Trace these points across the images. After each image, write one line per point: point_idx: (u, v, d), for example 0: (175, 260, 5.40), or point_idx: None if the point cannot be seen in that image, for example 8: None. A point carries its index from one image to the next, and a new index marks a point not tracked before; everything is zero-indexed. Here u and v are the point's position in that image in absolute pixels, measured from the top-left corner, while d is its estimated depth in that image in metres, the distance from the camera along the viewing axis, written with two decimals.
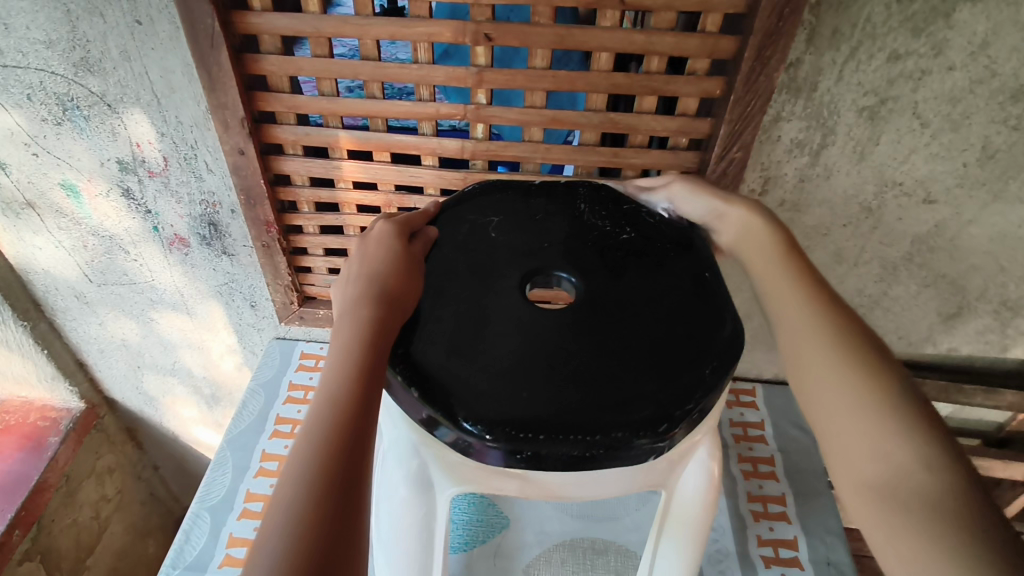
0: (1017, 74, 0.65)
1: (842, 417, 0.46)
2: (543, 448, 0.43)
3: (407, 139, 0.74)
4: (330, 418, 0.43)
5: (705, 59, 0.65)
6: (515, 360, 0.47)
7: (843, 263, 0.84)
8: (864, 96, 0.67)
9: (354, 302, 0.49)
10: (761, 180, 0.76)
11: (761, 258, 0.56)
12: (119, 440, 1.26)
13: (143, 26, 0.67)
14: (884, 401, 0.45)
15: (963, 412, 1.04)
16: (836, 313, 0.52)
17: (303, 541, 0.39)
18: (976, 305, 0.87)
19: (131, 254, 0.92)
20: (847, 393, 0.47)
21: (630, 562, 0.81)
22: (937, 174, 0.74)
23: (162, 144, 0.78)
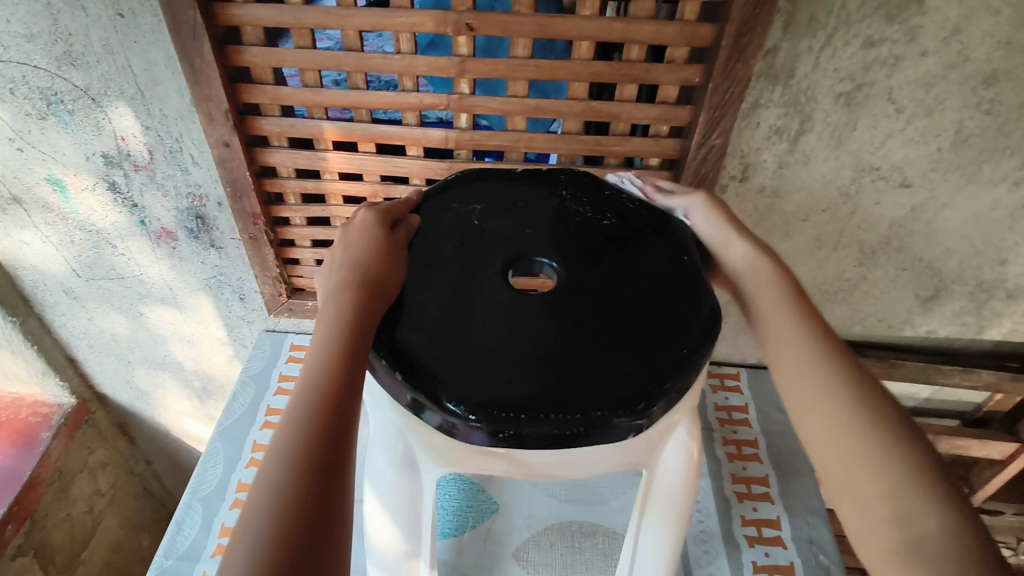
0: (989, 59, 0.66)
1: (849, 452, 0.46)
2: (524, 428, 0.44)
3: (392, 130, 0.74)
4: (313, 403, 0.45)
5: (684, 47, 0.66)
6: (497, 343, 0.49)
7: (823, 248, 0.85)
8: (841, 82, 0.69)
9: (338, 289, 0.50)
10: (741, 167, 0.77)
11: (768, 290, 0.56)
12: (111, 435, 1.27)
13: (126, 19, 0.68)
14: (882, 430, 0.46)
15: (942, 393, 1.06)
16: (831, 334, 0.53)
17: (287, 520, 0.40)
18: (952, 287, 0.89)
19: (118, 249, 0.92)
20: (831, 407, 0.49)
21: (617, 544, 0.82)
22: (912, 159, 0.75)
23: (147, 138, 0.78)
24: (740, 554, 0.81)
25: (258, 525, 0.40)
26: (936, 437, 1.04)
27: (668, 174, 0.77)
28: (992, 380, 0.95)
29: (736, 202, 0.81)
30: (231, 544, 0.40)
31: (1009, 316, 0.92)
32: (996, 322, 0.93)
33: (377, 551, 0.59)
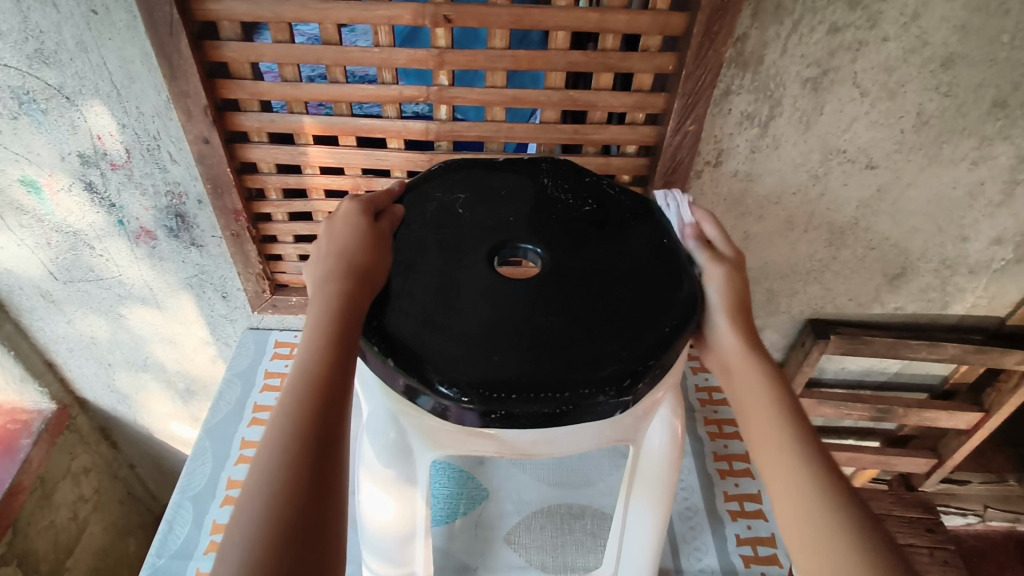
0: (946, 43, 0.69)
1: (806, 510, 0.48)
2: (515, 407, 0.46)
3: (372, 123, 0.75)
4: (305, 392, 0.46)
5: (657, 35, 0.68)
6: (485, 327, 0.50)
7: (794, 229, 0.88)
8: (808, 67, 0.71)
9: (326, 279, 0.51)
10: (715, 152, 0.79)
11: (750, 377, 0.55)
12: (93, 440, 1.25)
13: (99, 16, 0.67)
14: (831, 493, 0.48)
15: (911, 367, 1.10)
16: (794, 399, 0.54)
17: (283, 506, 0.41)
18: (918, 265, 0.93)
19: (96, 250, 0.91)
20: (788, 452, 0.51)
21: (605, 523, 0.85)
22: (877, 141, 0.78)
23: (124, 136, 0.78)
24: (724, 529, 0.84)
25: (254, 511, 0.41)
26: (906, 410, 1.08)
27: (645, 160, 0.78)
28: (958, 352, 0.99)
29: (711, 187, 0.83)
30: (231, 524, 0.41)
31: (971, 291, 0.97)
32: (959, 297, 0.98)
33: (373, 538, 0.60)
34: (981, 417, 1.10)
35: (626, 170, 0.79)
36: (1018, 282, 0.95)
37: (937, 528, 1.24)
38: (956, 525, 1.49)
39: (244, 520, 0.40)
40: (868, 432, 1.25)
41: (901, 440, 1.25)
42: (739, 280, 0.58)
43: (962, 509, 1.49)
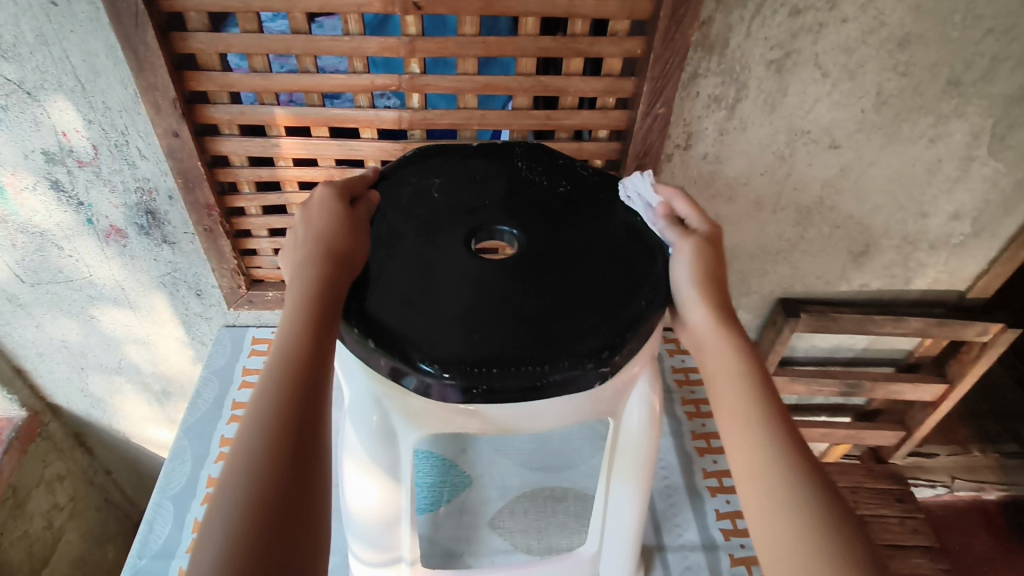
0: (902, 23, 0.72)
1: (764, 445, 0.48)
2: (496, 381, 0.46)
3: (344, 113, 0.75)
4: (285, 370, 0.46)
5: (625, 20, 0.69)
6: (464, 305, 0.51)
7: (763, 210, 0.91)
8: (771, 50, 0.73)
9: (304, 262, 0.51)
10: (685, 135, 0.81)
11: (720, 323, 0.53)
12: (67, 447, 1.23)
13: (60, 8, 0.66)
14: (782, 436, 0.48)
15: (878, 342, 1.14)
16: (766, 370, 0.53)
17: (265, 482, 0.41)
18: (881, 242, 0.96)
19: (64, 250, 0.89)
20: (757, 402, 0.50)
21: (588, 504, 0.86)
22: (839, 121, 0.81)
23: (90, 132, 0.76)
24: (703, 504, 0.86)
25: (237, 489, 0.40)
26: (874, 384, 1.12)
27: (616, 145, 0.80)
28: (921, 326, 1.02)
29: (681, 170, 0.85)
30: (210, 502, 0.40)
31: (932, 266, 1.00)
32: (921, 272, 1.01)
33: (358, 525, 0.59)
34: (946, 388, 1.13)
35: (598, 155, 0.81)
36: (975, 256, 0.99)
37: (906, 498, 1.28)
38: (925, 496, 1.53)
39: (225, 496, 0.40)
40: (839, 408, 1.29)
41: (871, 415, 1.29)
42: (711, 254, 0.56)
43: (931, 481, 1.53)
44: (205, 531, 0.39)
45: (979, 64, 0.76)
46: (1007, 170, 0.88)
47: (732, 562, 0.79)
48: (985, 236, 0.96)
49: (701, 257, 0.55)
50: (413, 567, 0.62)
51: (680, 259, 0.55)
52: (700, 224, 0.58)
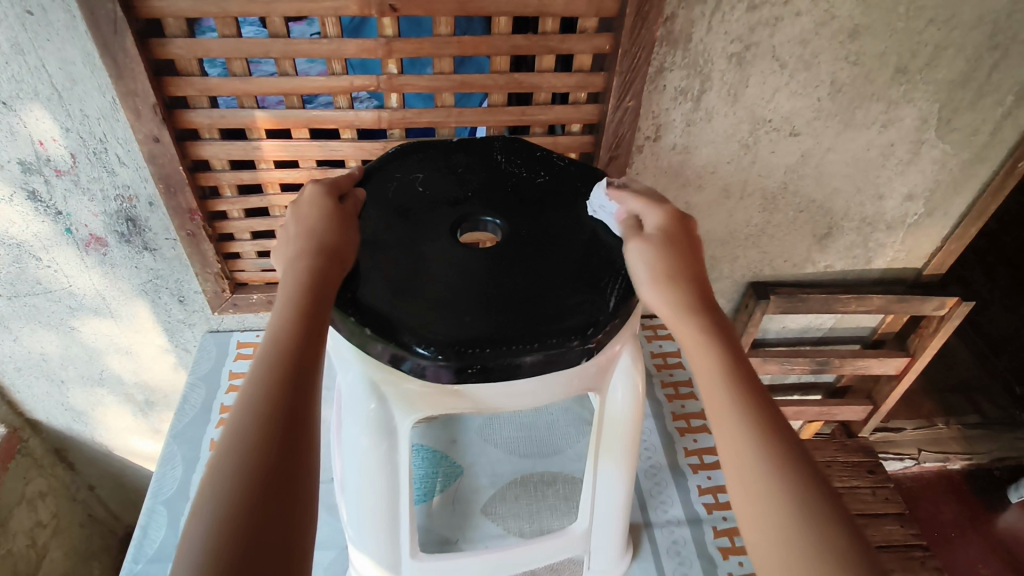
0: (851, 15, 0.77)
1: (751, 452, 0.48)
2: (489, 360, 0.49)
3: (324, 114, 0.77)
4: (276, 358, 0.47)
5: (593, 17, 0.72)
6: (454, 292, 0.53)
7: (731, 197, 0.95)
8: (731, 43, 0.77)
9: (296, 256, 0.52)
10: (654, 127, 0.84)
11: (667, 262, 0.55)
12: (47, 462, 1.22)
13: (35, 17, 0.67)
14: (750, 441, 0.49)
15: (844, 321, 1.19)
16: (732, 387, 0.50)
17: (255, 464, 0.42)
18: (842, 224, 1.01)
19: (42, 261, 0.89)
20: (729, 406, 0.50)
21: (576, 486, 0.88)
22: (797, 109, 0.85)
23: (68, 140, 0.77)
24: (686, 481, 0.90)
25: (226, 472, 0.42)
26: (842, 360, 1.17)
27: (589, 138, 0.83)
28: (882, 303, 1.08)
29: (652, 161, 0.88)
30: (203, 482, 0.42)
31: (890, 245, 1.06)
32: (880, 252, 1.07)
33: (358, 515, 0.61)
34: (909, 361, 1.19)
35: (572, 148, 0.84)
36: (929, 234, 1.05)
37: (876, 470, 1.34)
38: (895, 469, 1.60)
39: (215, 480, 0.42)
40: (811, 387, 1.34)
41: (841, 391, 1.35)
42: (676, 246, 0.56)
43: (900, 454, 1.60)
44: (196, 514, 0.41)
45: (923, 52, 0.81)
46: (954, 151, 0.93)
47: (715, 534, 0.83)
48: (938, 215, 1.02)
49: (654, 253, 0.55)
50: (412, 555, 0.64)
51: (637, 258, 0.55)
52: (656, 218, 0.58)
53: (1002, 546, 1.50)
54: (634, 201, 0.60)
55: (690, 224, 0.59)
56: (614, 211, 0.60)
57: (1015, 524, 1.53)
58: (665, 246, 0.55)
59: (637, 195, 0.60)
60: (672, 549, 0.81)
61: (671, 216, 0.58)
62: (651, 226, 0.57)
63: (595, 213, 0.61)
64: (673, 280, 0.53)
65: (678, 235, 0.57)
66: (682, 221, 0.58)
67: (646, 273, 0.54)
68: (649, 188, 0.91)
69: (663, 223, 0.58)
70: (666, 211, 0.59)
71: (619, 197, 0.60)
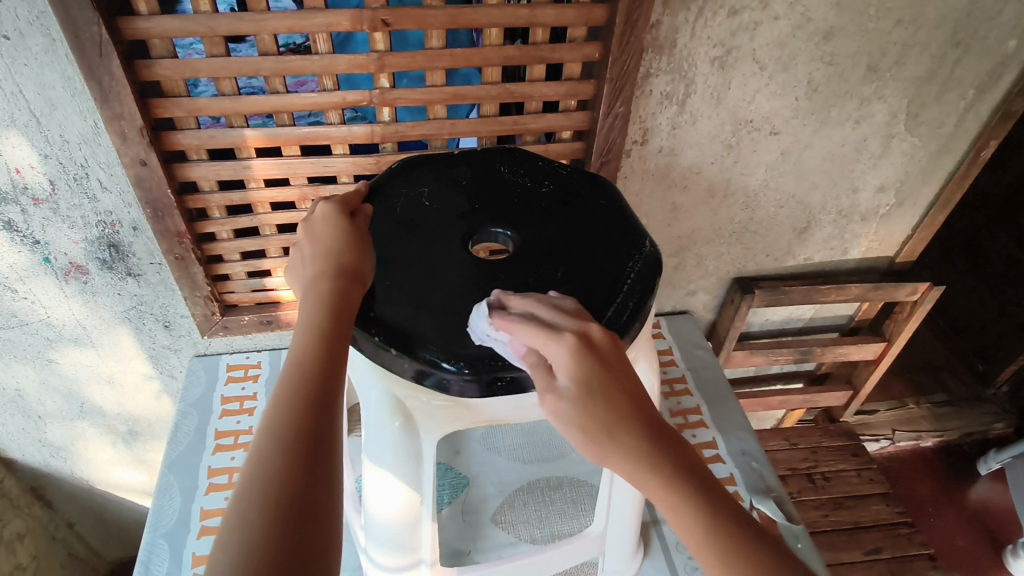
0: (825, 18, 0.80)
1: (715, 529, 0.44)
2: (517, 372, 0.49)
3: (316, 130, 0.76)
4: (298, 379, 0.45)
5: (583, 26, 0.74)
6: (473, 305, 0.53)
7: (715, 196, 0.97)
8: (713, 48, 0.80)
9: (314, 278, 0.51)
10: (641, 132, 0.86)
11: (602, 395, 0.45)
12: (24, 502, 1.16)
13: (12, 41, 0.64)
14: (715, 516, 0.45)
15: (823, 311, 1.24)
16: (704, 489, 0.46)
17: (283, 489, 0.39)
18: (819, 218, 1.05)
19: (18, 292, 0.85)
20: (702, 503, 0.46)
21: (583, 489, 0.89)
22: (777, 110, 0.88)
23: (47, 167, 0.74)
24: None
25: (252, 501, 0.39)
26: (823, 348, 1.21)
27: (580, 144, 0.84)
28: (860, 291, 1.12)
29: (639, 164, 0.90)
30: (227, 509, 0.39)
31: (865, 236, 1.10)
32: (856, 243, 1.11)
33: (379, 531, 0.60)
34: (885, 345, 1.23)
35: (564, 155, 0.85)
36: (900, 223, 1.10)
37: (860, 452, 1.39)
38: (872, 450, 1.65)
39: (240, 511, 0.38)
40: (793, 375, 1.38)
41: (821, 378, 1.39)
42: (590, 363, 0.45)
43: (876, 435, 1.65)
44: (219, 550, 0.37)
45: (892, 51, 0.85)
46: (922, 144, 0.98)
47: None
48: (908, 205, 1.07)
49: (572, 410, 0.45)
50: (433, 569, 0.63)
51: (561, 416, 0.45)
52: (561, 353, 0.45)
53: (975, 516, 1.58)
54: (529, 335, 0.47)
55: (601, 339, 0.47)
56: (506, 344, 0.49)
57: (985, 494, 1.61)
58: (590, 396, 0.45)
59: (526, 319, 0.47)
60: (681, 544, 0.82)
61: (580, 351, 0.45)
62: (566, 382, 0.45)
63: (482, 341, 0.50)
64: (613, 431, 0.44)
65: (592, 367, 0.45)
66: (592, 346, 0.46)
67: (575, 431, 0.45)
68: (637, 191, 0.93)
69: (573, 365, 0.45)
70: (573, 348, 0.45)
71: (507, 326, 0.48)
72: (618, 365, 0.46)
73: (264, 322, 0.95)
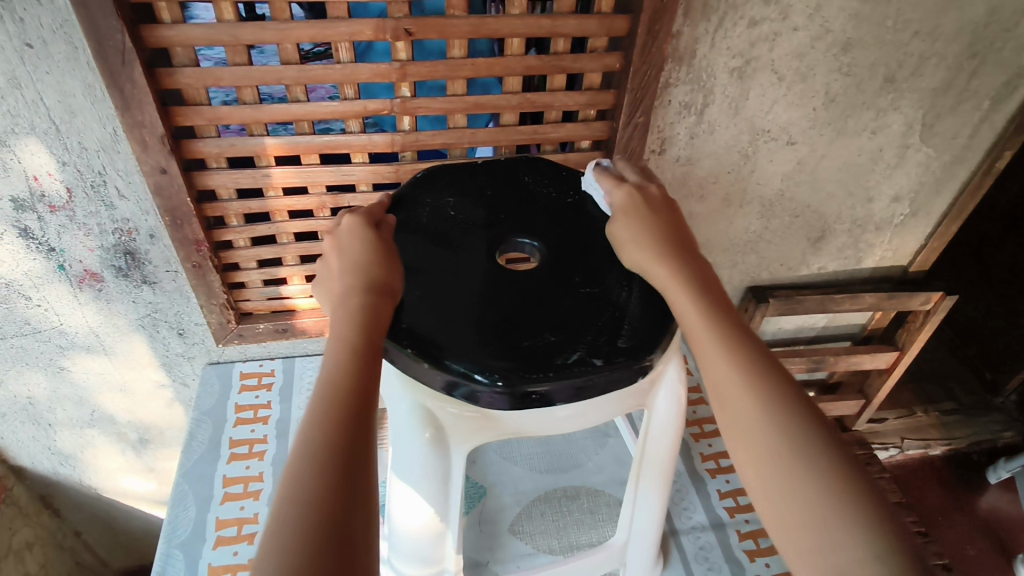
0: (844, 29, 0.80)
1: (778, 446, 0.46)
2: (551, 386, 0.49)
3: (337, 139, 0.76)
4: (331, 401, 0.44)
5: (604, 37, 0.73)
6: (503, 317, 0.53)
7: (731, 205, 0.97)
8: (733, 58, 0.80)
9: (344, 293, 0.51)
10: (659, 141, 0.86)
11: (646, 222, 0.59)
12: (33, 511, 1.16)
13: (34, 49, 0.64)
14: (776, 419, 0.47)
15: (835, 320, 1.23)
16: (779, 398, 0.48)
17: (320, 513, 0.39)
18: (835, 227, 1.05)
19: (32, 299, 0.85)
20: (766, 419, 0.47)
21: (600, 499, 0.89)
22: (794, 119, 0.88)
23: (65, 174, 0.74)
24: (706, 486, 0.91)
25: (290, 524, 0.38)
26: (836, 357, 1.21)
27: (598, 154, 0.84)
28: (874, 301, 1.11)
29: (657, 174, 0.90)
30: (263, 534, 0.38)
31: (879, 245, 1.10)
32: (870, 252, 1.11)
33: (405, 545, 0.60)
34: (898, 355, 1.22)
35: (583, 165, 0.84)
36: (914, 233, 1.09)
37: (872, 461, 1.38)
38: (883, 459, 1.64)
39: (276, 534, 0.38)
40: (804, 384, 1.38)
41: (832, 387, 1.39)
42: (642, 202, 0.61)
43: (885, 444, 1.64)
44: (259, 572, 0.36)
45: (909, 62, 0.85)
46: (937, 154, 0.98)
47: (741, 537, 0.84)
48: (921, 215, 1.07)
49: (629, 219, 0.59)
50: None
51: (615, 236, 0.60)
52: (620, 195, 0.62)
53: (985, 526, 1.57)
54: (605, 183, 0.64)
55: (655, 192, 0.63)
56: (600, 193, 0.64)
57: (995, 503, 1.61)
58: (630, 216, 0.59)
59: (614, 177, 0.64)
60: (700, 555, 0.82)
61: (634, 194, 0.61)
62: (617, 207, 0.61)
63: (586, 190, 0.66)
64: (641, 237, 0.58)
65: (638, 204, 0.61)
66: (646, 195, 0.62)
67: (621, 238, 0.59)
68: None
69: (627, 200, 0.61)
70: (631, 191, 0.62)
71: (598, 180, 0.65)
72: (666, 206, 0.61)
73: (279, 330, 0.95)
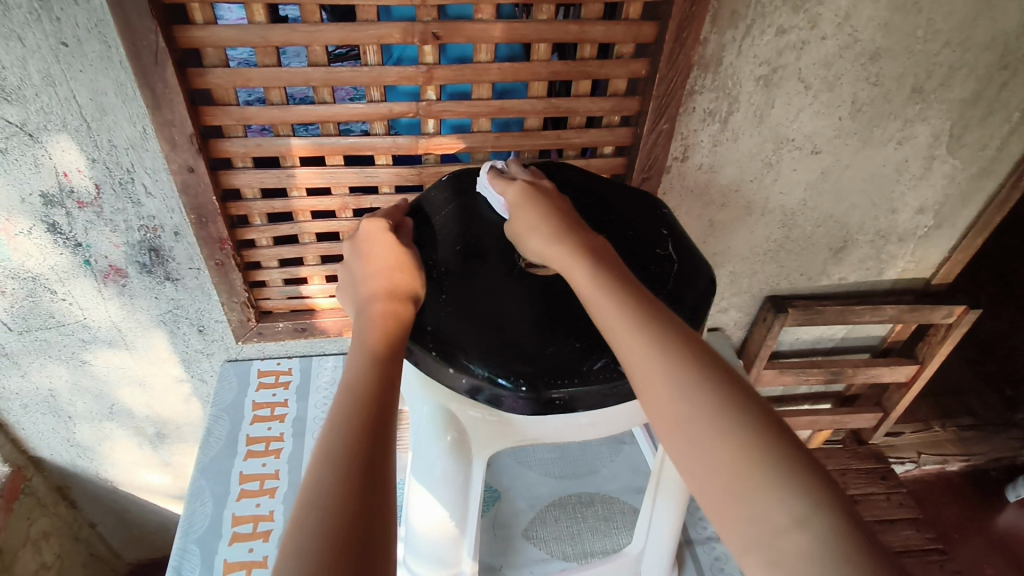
0: (873, 38, 0.79)
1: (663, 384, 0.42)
2: (576, 391, 0.49)
3: (362, 141, 0.76)
4: (352, 407, 0.43)
5: (631, 43, 0.73)
6: (526, 322, 0.53)
7: (752, 213, 0.96)
8: (759, 66, 0.79)
9: (367, 297, 0.51)
10: (682, 148, 0.85)
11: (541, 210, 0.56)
12: (50, 501, 1.17)
13: (69, 48, 0.65)
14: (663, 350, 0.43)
15: (853, 331, 1.22)
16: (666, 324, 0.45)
17: (342, 512, 0.37)
18: (857, 237, 1.04)
19: (58, 294, 0.85)
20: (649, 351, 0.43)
21: (614, 506, 0.88)
22: (819, 129, 0.87)
23: (93, 171, 0.74)
24: None
25: (310, 526, 0.36)
26: (854, 369, 1.19)
27: (621, 160, 0.84)
28: (896, 313, 1.10)
29: (678, 180, 0.89)
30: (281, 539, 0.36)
31: (901, 257, 1.09)
32: (892, 264, 1.10)
33: (423, 548, 0.60)
34: (918, 368, 1.21)
35: (604, 170, 0.84)
36: (938, 245, 1.08)
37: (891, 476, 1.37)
38: (898, 473, 1.60)
39: (296, 536, 0.35)
40: (821, 396, 1.37)
41: (850, 400, 1.37)
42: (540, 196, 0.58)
43: (900, 458, 1.61)
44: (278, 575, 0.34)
45: (938, 72, 0.84)
46: (964, 166, 0.97)
47: None
48: (946, 227, 1.05)
49: (529, 206, 0.57)
50: None
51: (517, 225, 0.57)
52: (515, 190, 0.59)
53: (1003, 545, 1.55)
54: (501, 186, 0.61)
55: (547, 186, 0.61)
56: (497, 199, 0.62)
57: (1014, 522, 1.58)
58: (528, 206, 0.57)
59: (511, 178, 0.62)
60: (715, 566, 0.81)
61: (528, 187, 0.59)
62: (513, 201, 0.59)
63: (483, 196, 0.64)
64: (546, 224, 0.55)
65: (535, 193, 0.58)
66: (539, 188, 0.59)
67: (527, 225, 0.56)
68: (675, 207, 0.93)
69: (523, 193, 0.59)
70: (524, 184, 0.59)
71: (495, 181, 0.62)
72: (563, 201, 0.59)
73: (298, 329, 0.96)
